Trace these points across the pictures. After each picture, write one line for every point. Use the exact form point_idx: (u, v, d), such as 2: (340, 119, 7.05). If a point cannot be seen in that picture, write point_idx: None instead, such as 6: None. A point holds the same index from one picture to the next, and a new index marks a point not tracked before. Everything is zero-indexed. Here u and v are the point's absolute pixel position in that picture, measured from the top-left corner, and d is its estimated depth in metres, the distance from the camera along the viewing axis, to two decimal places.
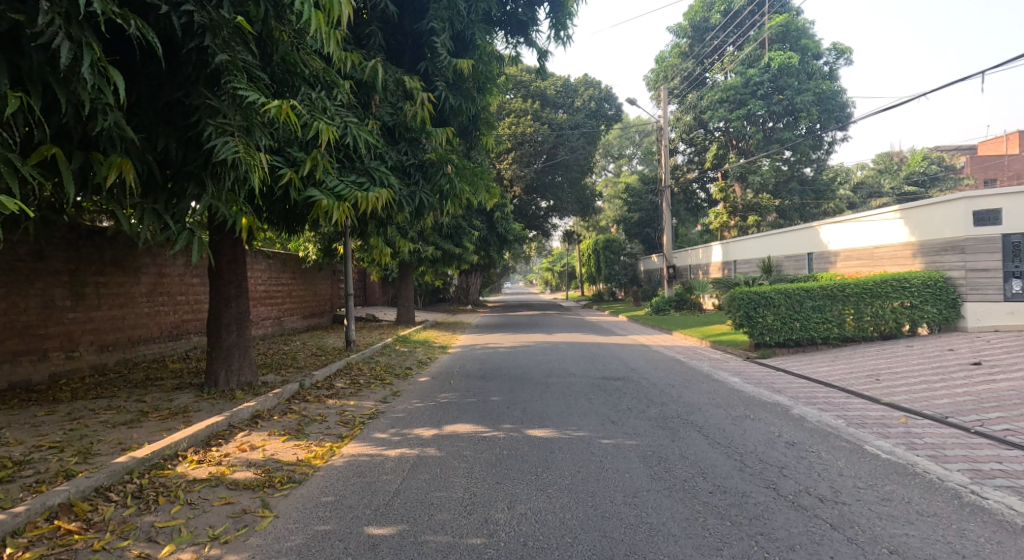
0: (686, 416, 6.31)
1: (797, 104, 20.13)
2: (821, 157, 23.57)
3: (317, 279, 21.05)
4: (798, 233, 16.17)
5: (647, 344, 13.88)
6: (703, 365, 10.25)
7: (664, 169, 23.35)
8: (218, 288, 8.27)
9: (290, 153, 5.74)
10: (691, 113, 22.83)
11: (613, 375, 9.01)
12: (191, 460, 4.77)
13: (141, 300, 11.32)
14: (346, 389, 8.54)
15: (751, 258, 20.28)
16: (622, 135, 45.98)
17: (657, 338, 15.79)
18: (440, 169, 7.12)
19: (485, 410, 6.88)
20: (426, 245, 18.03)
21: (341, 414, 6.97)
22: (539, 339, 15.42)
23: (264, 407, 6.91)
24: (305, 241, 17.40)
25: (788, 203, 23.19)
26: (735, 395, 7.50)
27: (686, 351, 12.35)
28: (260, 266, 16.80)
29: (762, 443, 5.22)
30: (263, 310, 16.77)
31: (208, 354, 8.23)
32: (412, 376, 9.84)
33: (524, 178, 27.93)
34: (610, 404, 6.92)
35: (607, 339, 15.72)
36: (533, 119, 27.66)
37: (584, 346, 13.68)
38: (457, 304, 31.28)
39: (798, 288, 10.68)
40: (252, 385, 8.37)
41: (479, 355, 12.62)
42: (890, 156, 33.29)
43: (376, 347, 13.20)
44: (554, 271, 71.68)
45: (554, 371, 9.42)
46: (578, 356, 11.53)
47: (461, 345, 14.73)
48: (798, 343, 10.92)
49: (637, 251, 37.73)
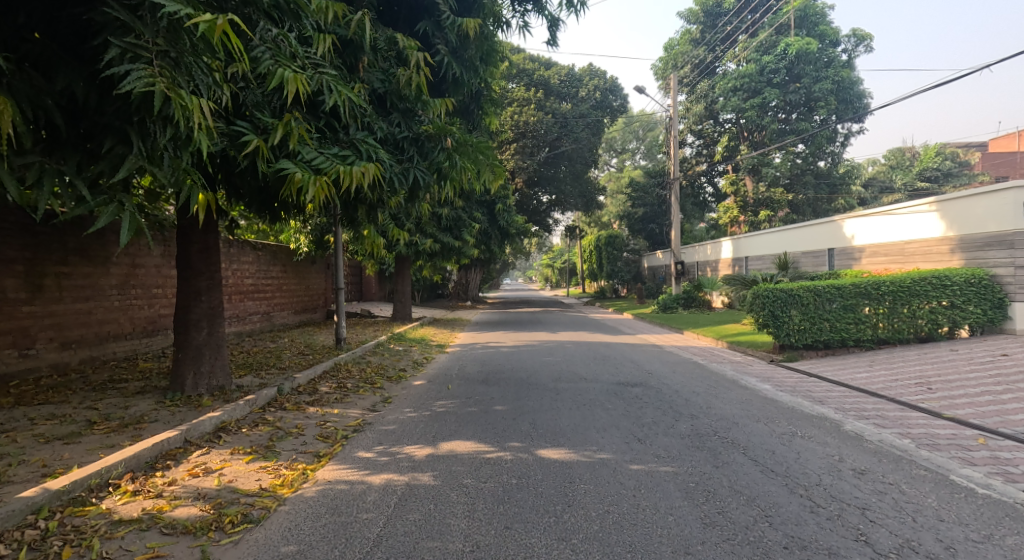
0: (723, 433, 5.36)
1: (814, 92, 19.20)
2: (838, 150, 22.53)
3: (310, 273, 20.16)
4: (818, 228, 15.28)
5: (659, 345, 12.98)
6: (726, 369, 9.33)
7: (673, 161, 22.50)
8: (187, 281, 7.34)
9: (256, 117, 4.85)
10: (702, 102, 22.03)
11: (629, 380, 8.08)
12: (124, 492, 3.88)
13: (112, 293, 10.42)
14: (331, 395, 7.61)
15: (765, 255, 19.39)
16: (625, 129, 45.27)
17: (668, 337, 14.93)
18: (439, 143, 6.23)
19: (487, 423, 5.95)
20: (422, 238, 17.16)
21: (322, 426, 6.03)
22: (542, 338, 14.48)
23: (232, 418, 5.97)
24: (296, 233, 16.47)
25: (801, 197, 22.24)
26: (772, 405, 6.56)
27: (702, 353, 11.44)
28: (248, 257, 15.85)
29: (824, 470, 4.29)
30: (251, 305, 15.88)
31: (174, 355, 7.29)
32: (405, 379, 8.92)
33: (527, 170, 27.03)
34: (632, 417, 5.97)
35: (615, 338, 14.84)
36: (536, 109, 26.72)
37: (592, 346, 12.74)
38: (456, 299, 30.39)
39: (828, 285, 9.82)
40: (223, 389, 7.42)
41: (480, 355, 11.73)
42: (902, 152, 32.30)
43: (370, 346, 12.23)
44: (554, 267, 71.01)
45: (562, 375, 8.47)
46: (586, 357, 10.59)
47: (459, 344, 13.80)
48: (827, 346, 10.02)
49: (641, 247, 36.83)
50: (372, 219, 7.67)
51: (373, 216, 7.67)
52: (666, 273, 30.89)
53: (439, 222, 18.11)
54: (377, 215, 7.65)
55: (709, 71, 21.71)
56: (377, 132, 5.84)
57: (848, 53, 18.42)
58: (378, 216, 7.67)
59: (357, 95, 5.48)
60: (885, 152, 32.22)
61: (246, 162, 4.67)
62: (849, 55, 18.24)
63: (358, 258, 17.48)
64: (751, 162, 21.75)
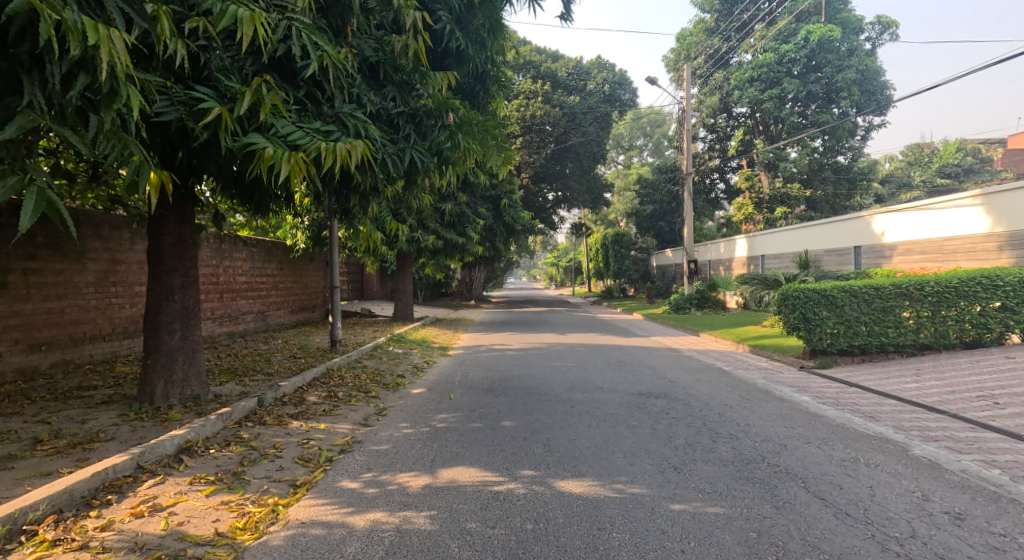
0: (773, 459, 4.55)
1: (837, 82, 18.40)
2: (859, 144, 21.71)
3: (308, 270, 19.39)
4: (845, 225, 14.50)
5: (676, 348, 12.16)
6: (754, 377, 8.52)
7: (685, 156, 21.71)
8: (159, 278, 6.55)
9: (221, 83, 4.10)
10: (717, 94, 21.27)
11: (651, 390, 7.27)
12: (41, 544, 3.25)
13: (89, 291, 9.65)
14: (319, 406, 6.80)
15: (783, 253, 18.56)
16: (633, 126, 44.45)
17: (684, 340, 14.11)
18: (439, 120, 5.44)
19: (494, 444, 5.15)
20: (424, 234, 16.53)
21: (303, 445, 5.25)
22: (550, 340, 13.71)
23: (200, 436, 5.17)
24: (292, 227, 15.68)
25: (820, 193, 21.39)
26: (819, 421, 5.75)
27: (724, 358, 10.63)
28: (241, 254, 15.10)
29: (911, 512, 3.48)
30: (244, 304, 15.13)
31: (143, 361, 6.49)
32: (403, 387, 8.11)
33: (533, 165, 26.30)
34: (663, 437, 5.15)
35: (627, 340, 14.02)
36: (543, 101, 25.90)
37: (605, 349, 11.95)
38: (460, 298, 29.66)
39: (865, 285, 9.03)
40: (198, 399, 6.62)
41: (485, 359, 10.94)
42: (920, 147, 31.40)
43: (369, 349, 11.42)
44: (559, 266, 70.19)
45: (576, 384, 7.67)
46: (600, 363, 9.80)
47: (462, 346, 13.03)
48: (864, 351, 9.19)
49: (650, 245, 35.99)
50: (368, 211, 6.90)
51: (370, 212, 6.91)
52: (676, 272, 30.16)
53: (443, 217, 17.45)
54: (375, 208, 6.89)
55: (723, 62, 20.88)
56: (370, 105, 5.07)
57: (873, 41, 17.64)
58: (375, 209, 6.91)
59: (344, 61, 4.70)
60: (903, 149, 31.46)
61: (207, 136, 3.93)
62: (873, 43, 17.47)
63: (358, 256, 16.88)
64: (767, 157, 21.11)
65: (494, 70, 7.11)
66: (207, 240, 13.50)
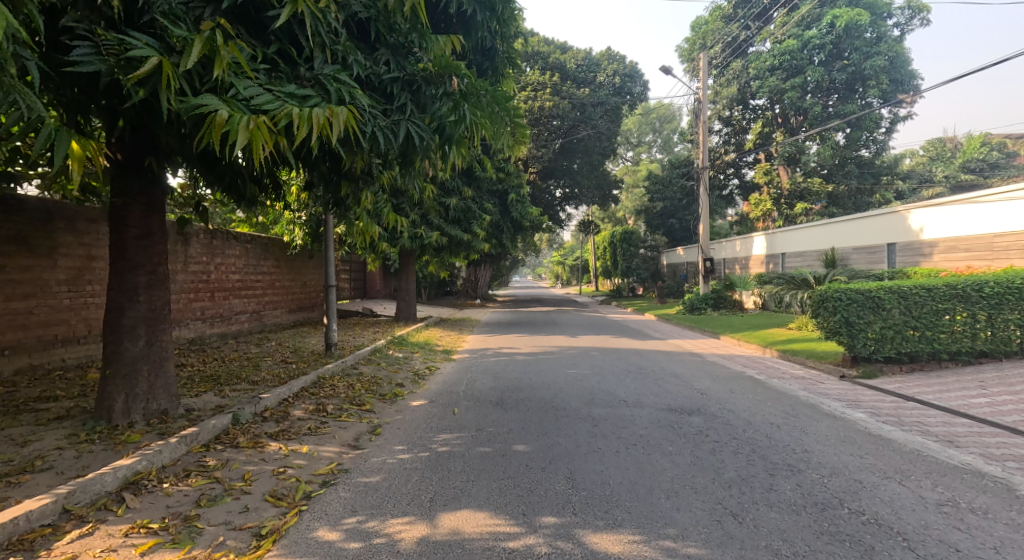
0: (851, 502, 3.70)
1: (864, 70, 17.59)
2: (884, 138, 20.82)
3: (307, 268, 18.56)
4: (878, 220, 13.67)
5: (698, 353, 11.33)
6: (793, 388, 7.68)
7: (701, 150, 20.84)
8: (121, 276, 5.67)
9: (167, 33, 3.27)
10: (736, 84, 20.53)
11: (682, 405, 6.43)
12: None
13: (60, 290, 8.80)
14: (305, 423, 5.94)
15: (805, 251, 17.73)
16: (642, 121, 43.61)
17: (704, 343, 13.31)
18: (442, 88, 4.59)
19: (507, 477, 4.31)
20: (427, 230, 15.87)
21: (278, 475, 4.41)
22: (562, 342, 12.88)
23: (155, 466, 4.32)
24: (288, 223, 14.86)
25: (842, 188, 20.61)
26: (888, 447, 4.88)
27: (753, 364, 9.81)
28: (234, 251, 14.26)
29: None
30: (238, 304, 14.29)
31: (101, 372, 5.60)
32: (402, 398, 7.25)
33: (541, 159, 25.52)
34: (709, 472, 4.29)
35: (643, 343, 13.19)
36: (552, 93, 25.03)
37: (622, 354, 11.10)
38: (465, 296, 28.90)
39: (916, 286, 8.22)
40: (165, 416, 5.74)
41: (493, 364, 10.11)
42: (942, 142, 30.60)
43: (367, 353, 10.55)
44: (565, 265, 69.38)
45: (596, 397, 6.83)
46: (620, 370, 8.96)
47: (468, 349, 12.19)
48: (912, 358, 8.36)
49: (660, 242, 35.17)
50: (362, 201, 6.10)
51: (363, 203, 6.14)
52: (688, 270, 29.34)
53: (447, 212, 16.71)
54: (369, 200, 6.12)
55: (742, 51, 20.21)
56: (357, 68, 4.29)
57: (902, 26, 16.74)
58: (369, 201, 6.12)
59: (325, 9, 3.84)
60: (924, 144, 30.59)
61: (143, 95, 3.09)
62: (903, 30, 16.60)
63: (359, 254, 16.23)
64: (787, 151, 20.38)
65: (504, 49, 6.34)
66: (197, 235, 12.65)
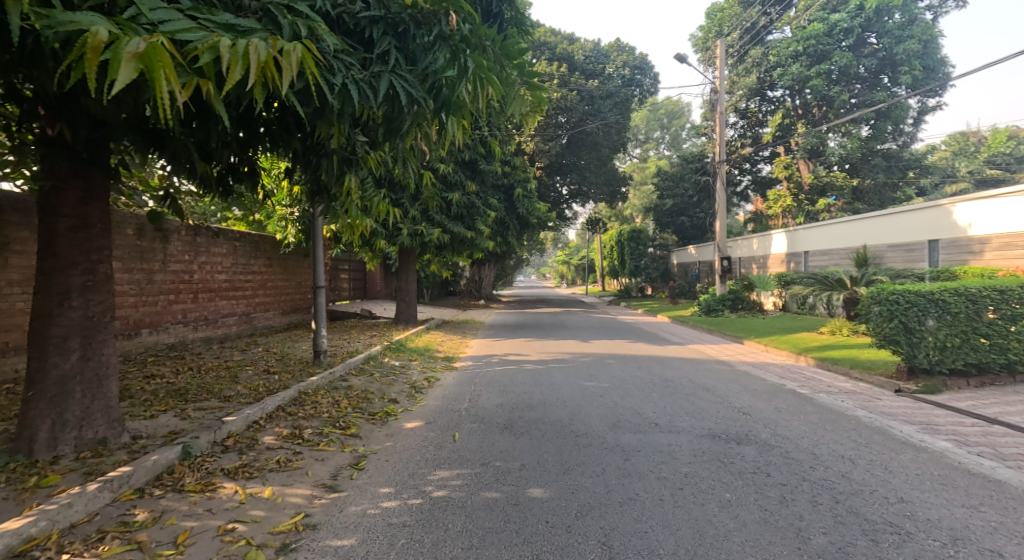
0: None
1: (896, 55, 16.79)
2: (913, 129, 19.89)
3: (301, 267, 17.51)
4: (917, 214, 12.78)
5: (725, 361, 10.38)
6: (847, 406, 6.71)
7: (718, 143, 19.83)
8: (48, 276, 4.62)
9: None
10: (755, 72, 19.84)
11: (726, 430, 5.44)
12: None
13: (11, 291, 7.63)
14: (275, 452, 4.92)
15: (831, 249, 16.78)
16: (650, 117, 42.71)
17: (729, 348, 12.37)
18: (437, 33, 3.74)
19: (527, 541, 3.33)
20: (428, 226, 14.99)
21: (223, 538, 3.39)
22: (575, 348, 11.90)
23: (57, 530, 3.33)
24: (279, 219, 13.87)
25: (868, 183, 19.71)
26: (1003, 492, 3.90)
27: (791, 374, 8.85)
28: (221, 249, 13.23)
29: None
30: (224, 305, 13.26)
31: (22, 394, 4.57)
32: (394, 420, 6.21)
33: (548, 153, 24.59)
34: (789, 537, 3.30)
35: (661, 348, 12.23)
36: (560, 85, 24.05)
37: (641, 362, 10.09)
38: (468, 297, 27.91)
39: (985, 288, 7.35)
40: (101, 447, 4.70)
41: (499, 374, 9.14)
42: (964, 136, 29.66)
43: (360, 362, 9.52)
44: (570, 265, 68.42)
45: (624, 420, 5.85)
46: (644, 383, 7.95)
47: (472, 355, 11.22)
48: (980, 369, 7.45)
49: (670, 241, 34.20)
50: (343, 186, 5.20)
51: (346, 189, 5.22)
52: (700, 269, 28.37)
53: (449, 208, 15.74)
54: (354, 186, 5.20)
55: (761, 38, 19.49)
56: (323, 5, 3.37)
57: (937, 9, 15.94)
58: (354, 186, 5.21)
59: None
60: (944, 138, 29.67)
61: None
62: (938, 12, 15.81)
63: (358, 253, 15.42)
64: (809, 143, 19.42)
65: (514, 12, 5.41)
66: (178, 232, 11.60)
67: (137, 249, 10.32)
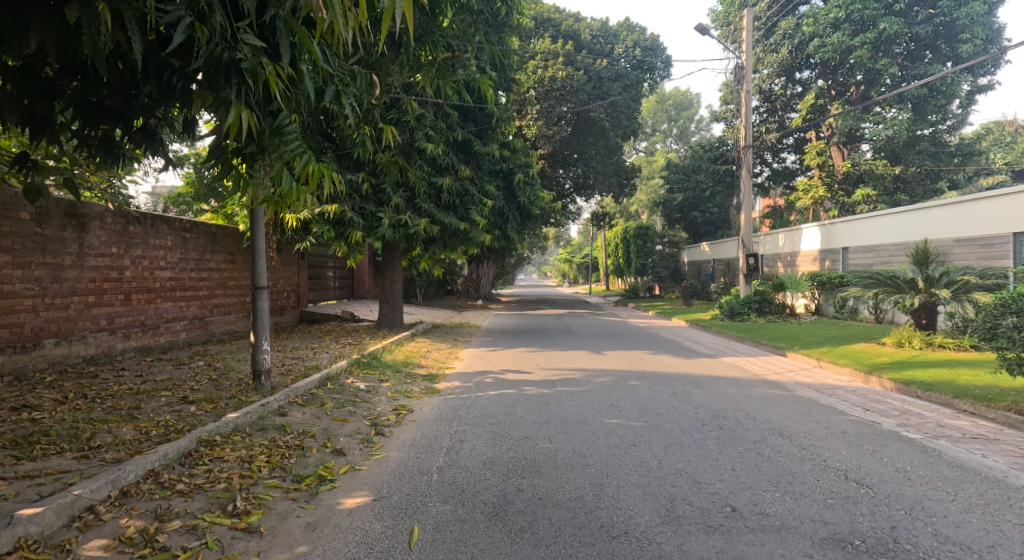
0: None
1: (955, 19, 15.26)
2: (963, 111, 17.77)
3: (279, 264, 15.20)
4: (1008, 203, 11.04)
5: (779, 381, 8.40)
6: (996, 463, 4.72)
7: (744, 126, 17.59)
8: None
9: None
10: (787, 44, 17.86)
11: (854, 525, 3.46)
12: None
13: None
14: None
15: (877, 244, 14.80)
16: (657, 106, 40.64)
17: (774, 362, 10.36)
18: None
19: None
20: (414, 216, 13.00)
21: None
22: (588, 362, 9.88)
23: None
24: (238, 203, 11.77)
25: (911, 170, 17.93)
26: None
27: (876, 405, 6.89)
28: (167, 241, 11.12)
29: None
30: (167, 308, 11.11)
31: None
32: (325, 499, 4.03)
33: (552, 138, 22.21)
34: None
35: (691, 361, 10.21)
36: (564, 64, 21.95)
37: (674, 383, 8.06)
38: (466, 297, 25.81)
39: None
40: None
41: (494, 401, 7.10)
42: (999, 124, 27.64)
43: (314, 387, 7.37)
44: (573, 263, 66.23)
45: (685, 502, 3.85)
46: (689, 421, 5.93)
47: (461, 372, 9.20)
48: None
49: (679, 238, 32.16)
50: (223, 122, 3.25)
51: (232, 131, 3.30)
52: (715, 268, 26.34)
53: (439, 196, 13.67)
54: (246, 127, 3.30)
55: (792, 7, 17.57)
56: None
57: None
58: (245, 125, 3.28)
59: None
60: (980, 125, 27.57)
61: None
62: None
63: (333, 248, 13.46)
64: (845, 127, 17.64)
65: None
66: (102, 218, 9.39)
67: (38, 239, 8.20)
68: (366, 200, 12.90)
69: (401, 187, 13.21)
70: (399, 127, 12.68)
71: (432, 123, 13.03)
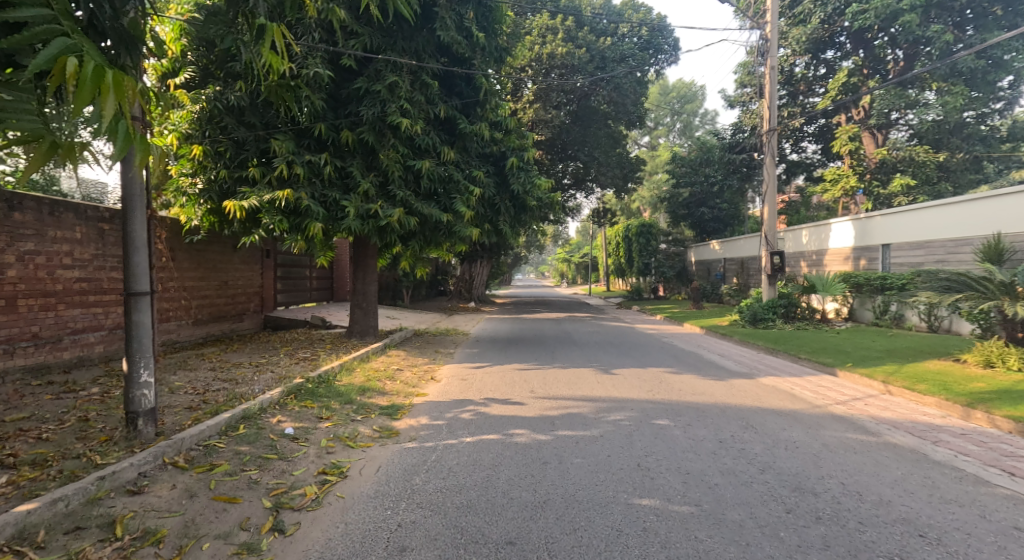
0: None
1: None
2: (1013, 91, 15.88)
3: (234, 263, 13.00)
4: None
5: (854, 419, 6.28)
6: None
7: (769, 106, 15.43)
8: None
9: None
10: (819, 13, 15.72)
11: None
12: None
13: None
14: None
15: (929, 239, 12.72)
16: (662, 97, 38.83)
17: (831, 385, 8.26)
18: None
19: None
20: (385, 205, 10.79)
21: None
22: (597, 386, 7.72)
23: None
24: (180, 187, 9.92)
25: (955, 158, 15.91)
26: None
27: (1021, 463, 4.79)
28: (74, 233, 8.91)
29: None
30: (76, 316, 8.93)
31: None
32: None
33: (551, 123, 20.21)
34: None
35: (726, 385, 8.07)
36: (564, 41, 19.83)
37: (717, 424, 5.89)
38: (456, 299, 23.51)
39: None
40: None
41: (468, 455, 4.94)
42: None
43: (213, 435, 5.17)
44: (571, 263, 64.04)
45: None
46: (766, 505, 3.81)
47: (432, 401, 7.04)
48: None
49: (685, 237, 30.06)
50: None
51: None
52: (727, 268, 24.25)
53: (417, 182, 11.42)
54: None
55: None
56: None
57: None
58: None
59: None
60: None
61: None
62: None
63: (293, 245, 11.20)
64: (883, 107, 15.59)
65: None
66: None
67: None
68: (330, 187, 10.63)
69: (372, 171, 10.99)
70: (367, 99, 10.60)
71: (408, 95, 10.85)
